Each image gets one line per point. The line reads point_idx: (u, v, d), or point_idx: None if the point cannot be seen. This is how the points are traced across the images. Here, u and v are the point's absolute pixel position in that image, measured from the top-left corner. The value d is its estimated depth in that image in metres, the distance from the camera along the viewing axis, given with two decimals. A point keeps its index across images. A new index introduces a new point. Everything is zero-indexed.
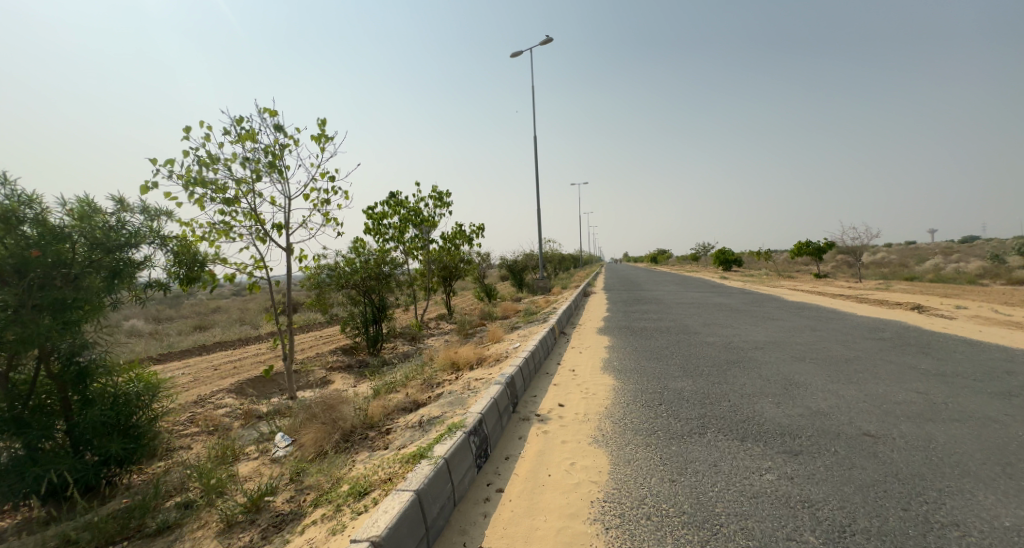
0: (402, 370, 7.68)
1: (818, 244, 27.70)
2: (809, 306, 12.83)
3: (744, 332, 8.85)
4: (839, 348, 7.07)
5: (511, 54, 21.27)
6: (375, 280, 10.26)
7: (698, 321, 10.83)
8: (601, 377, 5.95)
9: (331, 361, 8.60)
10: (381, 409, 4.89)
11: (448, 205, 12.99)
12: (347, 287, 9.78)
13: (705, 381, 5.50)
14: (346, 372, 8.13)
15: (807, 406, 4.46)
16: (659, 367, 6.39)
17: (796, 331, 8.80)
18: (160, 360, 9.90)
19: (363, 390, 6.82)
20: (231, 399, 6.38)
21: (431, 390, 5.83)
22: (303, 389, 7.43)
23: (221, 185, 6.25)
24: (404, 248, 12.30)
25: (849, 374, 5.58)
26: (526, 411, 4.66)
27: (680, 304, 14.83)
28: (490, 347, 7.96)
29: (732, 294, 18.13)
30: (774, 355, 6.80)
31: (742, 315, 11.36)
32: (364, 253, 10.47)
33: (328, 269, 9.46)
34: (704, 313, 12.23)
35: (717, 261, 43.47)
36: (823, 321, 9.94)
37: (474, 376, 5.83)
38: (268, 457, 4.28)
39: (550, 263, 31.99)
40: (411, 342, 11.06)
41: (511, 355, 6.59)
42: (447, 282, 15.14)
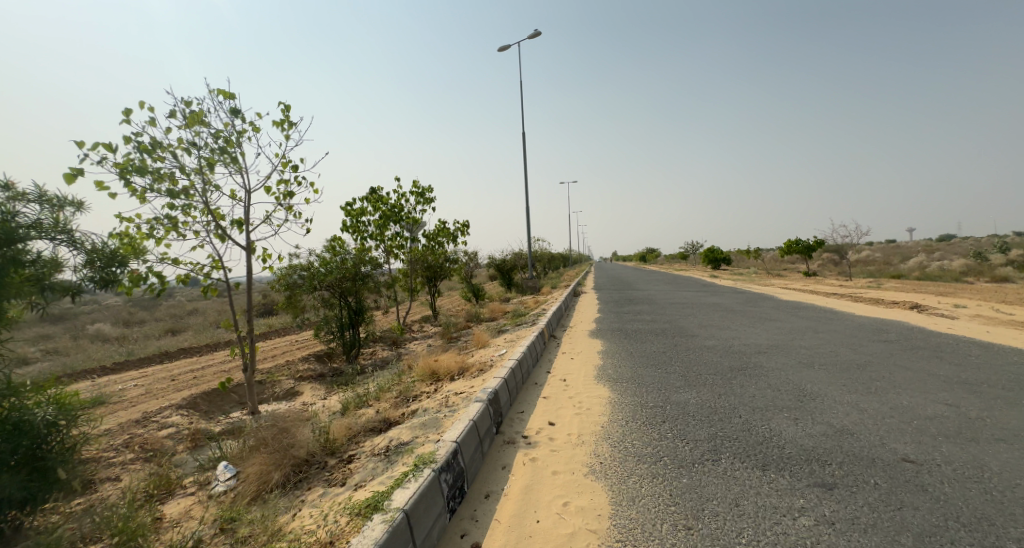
0: (377, 380, 7.03)
1: (808, 242, 27.54)
2: (805, 306, 12.44)
3: (744, 335, 8.36)
4: (849, 353, 6.59)
5: (498, 48, 20.69)
6: (351, 281, 9.58)
7: (694, 323, 10.34)
8: (595, 389, 5.37)
9: (301, 370, 7.91)
10: (344, 431, 4.26)
11: (431, 201, 12.36)
12: (322, 288, 9.08)
13: (710, 393, 4.97)
14: (316, 382, 7.45)
15: (829, 423, 3.94)
16: (658, 376, 5.85)
17: (798, 333, 8.34)
18: (115, 371, 9.11)
19: (332, 404, 6.16)
20: (180, 417, 5.68)
21: (405, 405, 5.21)
22: (266, 402, 6.74)
23: (166, 174, 5.56)
24: (385, 247, 11.64)
25: (866, 383, 5.08)
26: (511, 432, 4.07)
27: (673, 305, 14.35)
28: (474, 354, 7.36)
29: (725, 293, 17.75)
30: (780, 361, 6.30)
31: (739, 316, 10.88)
32: (341, 252, 9.78)
33: (300, 269, 8.79)
34: (699, 314, 11.74)
35: (706, 259, 43.38)
36: (824, 322, 9.49)
37: (455, 389, 5.21)
38: (205, 495, 3.64)
39: (540, 262, 31.48)
40: (392, 347, 10.37)
41: (496, 364, 6.00)
42: (432, 282, 14.49)
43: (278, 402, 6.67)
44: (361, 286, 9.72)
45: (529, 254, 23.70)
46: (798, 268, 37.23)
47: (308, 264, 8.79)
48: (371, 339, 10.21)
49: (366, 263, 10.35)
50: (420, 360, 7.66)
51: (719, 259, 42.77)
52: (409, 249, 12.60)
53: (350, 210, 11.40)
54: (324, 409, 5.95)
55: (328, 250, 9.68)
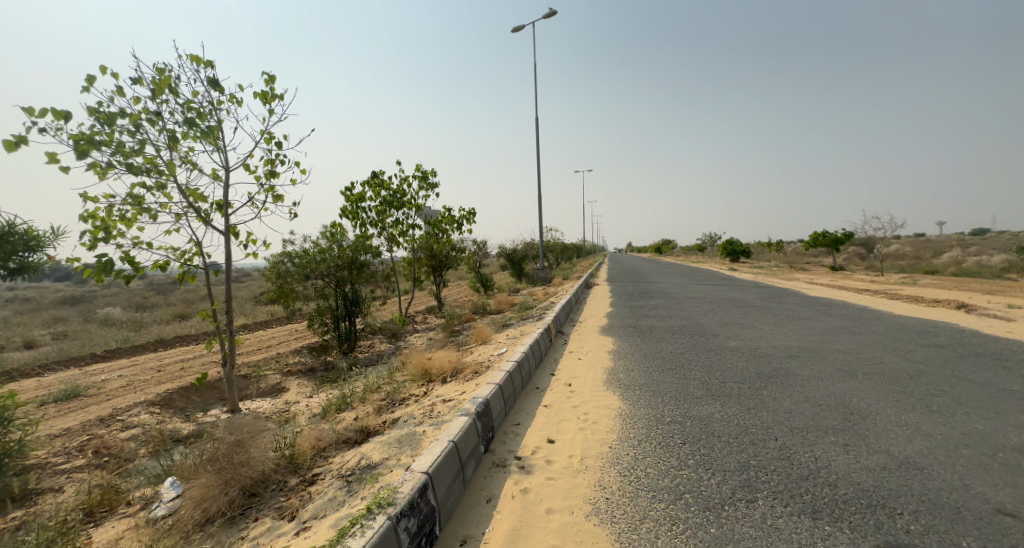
0: (369, 378, 6.49)
1: (835, 235, 26.25)
2: (835, 304, 11.57)
3: (771, 336, 7.60)
4: (895, 359, 5.82)
5: (513, 30, 20.00)
6: (348, 270, 9.07)
7: (714, 320, 9.59)
8: (604, 397, 4.74)
9: (289, 364, 7.40)
10: (312, 443, 3.69)
11: (435, 187, 11.79)
12: (316, 277, 8.69)
13: (737, 407, 4.29)
14: (305, 377, 6.94)
15: (889, 453, 3.24)
16: (676, 383, 5.17)
17: (833, 335, 7.55)
18: (102, 359, 8.71)
19: (315, 404, 5.62)
20: (148, 415, 5.11)
21: (389, 411, 4.63)
22: (249, 399, 6.25)
23: (133, 149, 4.89)
24: (385, 235, 11.23)
25: (924, 399, 4.35)
26: (502, 453, 3.47)
27: (691, 299, 13.56)
28: (472, 351, 6.76)
29: (745, 288, 16.85)
30: (816, 368, 5.57)
31: (763, 314, 10.08)
32: (338, 239, 9.36)
33: (290, 257, 8.50)
34: (719, 311, 10.97)
35: (725, 252, 42.08)
36: (860, 323, 8.67)
37: (444, 394, 4.64)
38: (143, 518, 3.09)
39: (552, 253, 30.78)
40: (391, 340, 9.86)
41: (494, 365, 5.38)
42: (437, 272, 13.98)
43: (261, 400, 6.16)
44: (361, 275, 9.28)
45: (540, 245, 22.99)
46: (822, 262, 35.76)
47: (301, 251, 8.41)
48: (369, 331, 9.74)
49: (365, 251, 9.91)
50: (416, 356, 7.12)
51: (739, 251, 41.41)
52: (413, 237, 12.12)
53: (350, 195, 10.93)
54: (305, 410, 5.41)
55: (324, 238, 9.29)
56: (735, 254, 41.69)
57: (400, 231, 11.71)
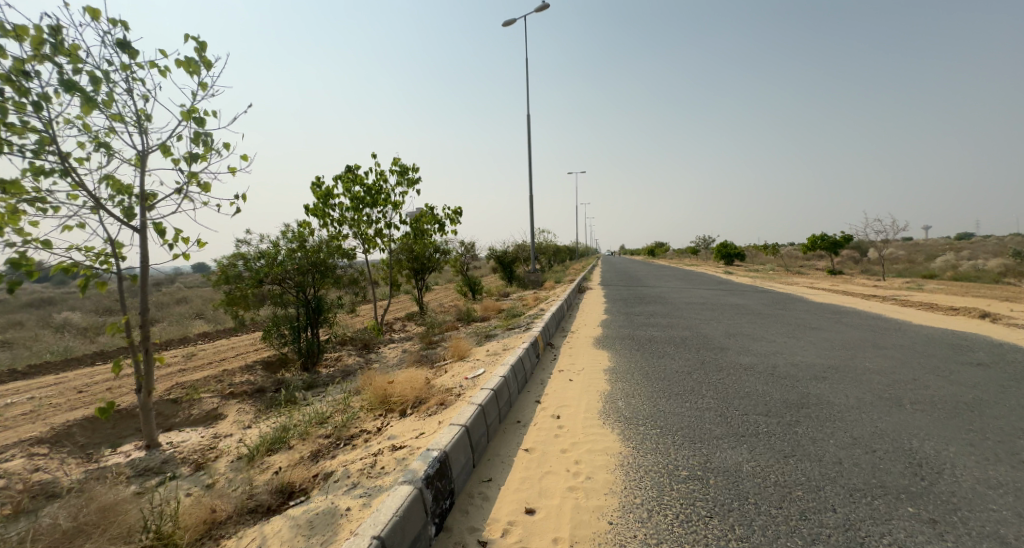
0: (321, 403, 5.47)
1: (834, 237, 25.58)
2: (846, 311, 10.75)
3: (788, 351, 6.70)
4: (941, 382, 4.95)
5: (503, 22, 19.15)
6: (310, 275, 8.04)
7: (719, 331, 8.69)
8: (600, 438, 3.80)
9: (234, 384, 6.33)
10: (202, 517, 2.68)
11: (415, 183, 10.78)
12: (273, 282, 7.62)
13: (770, 455, 3.36)
14: (249, 401, 5.88)
15: (999, 538, 2.32)
16: (686, 415, 4.26)
17: (856, 349, 6.69)
18: (24, 377, 7.59)
19: (248, 440, 4.59)
20: (25, 459, 4.06)
21: (327, 457, 3.63)
22: (174, 430, 5.18)
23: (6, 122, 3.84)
24: (358, 235, 10.21)
25: (1001, 441, 3.45)
26: (461, 536, 2.51)
27: (690, 305, 12.70)
28: (445, 371, 5.78)
29: (746, 292, 16.00)
30: (852, 394, 4.66)
31: (771, 324, 9.21)
32: (300, 239, 8.38)
33: (241, 259, 7.40)
34: (723, 320, 10.10)
35: (720, 254, 41.47)
36: (880, 334, 7.82)
37: (398, 435, 3.64)
38: None
39: (544, 255, 29.87)
40: (362, 353, 8.84)
41: (467, 392, 4.40)
42: (419, 276, 12.99)
43: (187, 432, 5.10)
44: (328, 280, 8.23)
45: (532, 247, 22.08)
46: (818, 266, 35.21)
47: (254, 254, 7.38)
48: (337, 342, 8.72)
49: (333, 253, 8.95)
50: (381, 375, 6.12)
51: (733, 254, 40.85)
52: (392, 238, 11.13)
53: (319, 191, 9.97)
54: (231, 449, 4.37)
55: (285, 238, 8.36)
56: (729, 257, 41.12)
57: (377, 230, 10.74)
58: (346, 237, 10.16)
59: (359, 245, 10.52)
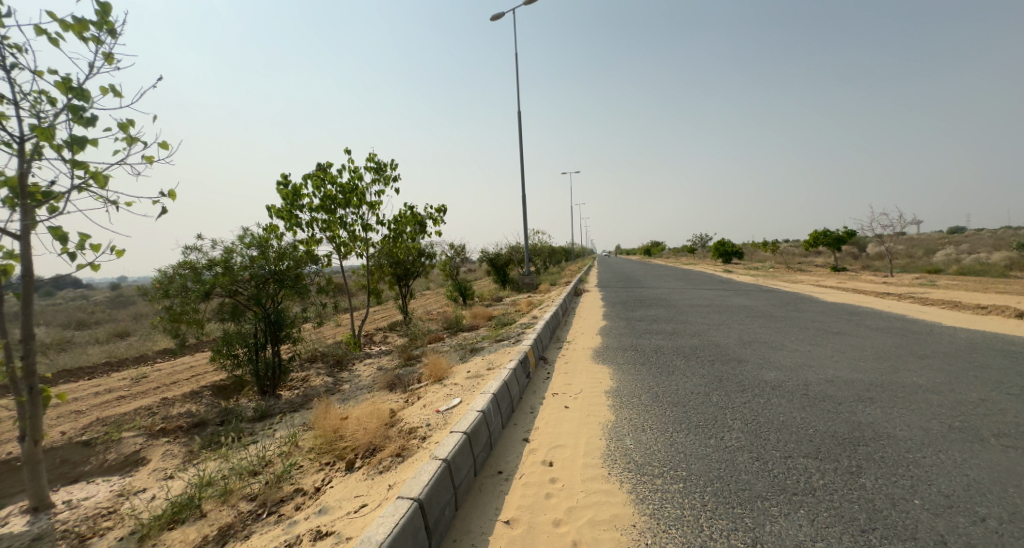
0: (264, 444, 4.49)
1: (836, 234, 24.86)
2: (866, 312, 9.89)
3: (817, 364, 5.80)
4: (1018, 405, 4.06)
5: (494, 18, 18.36)
6: (269, 286, 7.04)
7: (732, 339, 7.79)
8: (607, 501, 2.86)
9: (169, 417, 5.33)
10: None
11: (393, 181, 9.82)
12: (224, 295, 6.62)
13: (843, 529, 2.43)
14: (182, 439, 4.87)
15: None
16: (714, 461, 3.33)
17: (896, 360, 5.79)
18: None
19: (159, 500, 3.61)
20: None
21: (236, 541, 2.68)
22: (79, 482, 4.19)
23: None
24: (329, 240, 9.25)
25: None
26: None
27: (695, 308, 11.82)
28: (418, 400, 4.82)
29: (751, 293, 15.15)
30: (916, 424, 3.75)
31: (787, 330, 8.32)
32: (256, 244, 7.38)
33: (183, 269, 6.37)
34: (734, 325, 9.20)
35: (719, 253, 40.75)
36: (914, 339, 6.96)
37: (332, 508, 2.70)
38: None
39: (540, 258, 29.01)
40: (333, 372, 7.86)
41: (435, 434, 3.46)
42: (402, 282, 12.04)
43: (94, 485, 4.10)
44: (290, 291, 7.23)
45: (526, 249, 21.17)
46: (818, 262, 34.51)
47: (199, 263, 6.38)
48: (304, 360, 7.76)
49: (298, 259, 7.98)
50: (342, 406, 5.15)
51: (731, 252, 40.15)
52: (370, 241, 10.16)
53: (285, 188, 8.97)
54: (132, 514, 3.38)
55: (240, 243, 7.37)
56: (727, 256, 40.44)
57: (352, 234, 9.77)
58: (318, 241, 9.19)
59: (333, 250, 9.56)
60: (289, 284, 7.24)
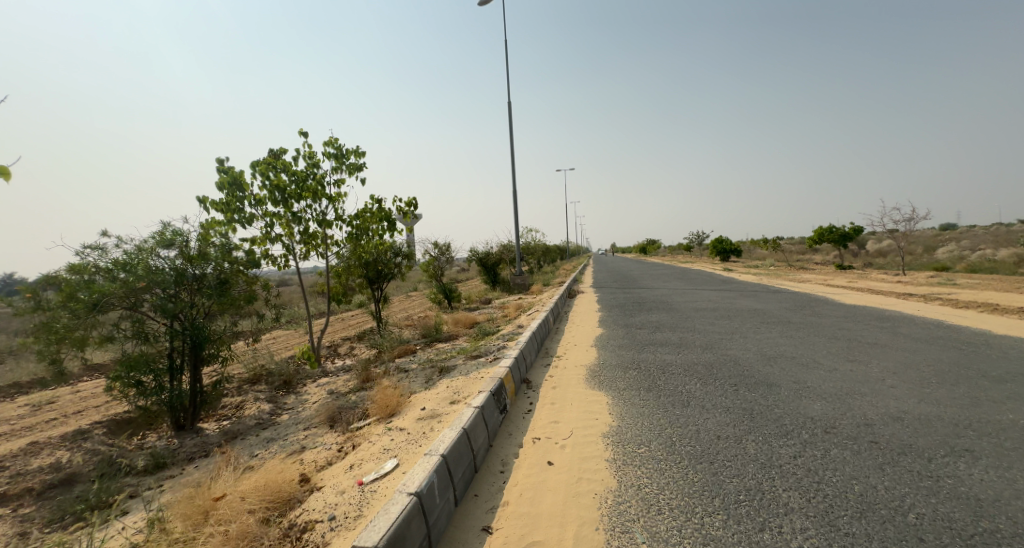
0: (119, 526, 3.20)
1: (842, 229, 23.74)
2: (896, 317, 8.72)
3: (870, 392, 4.54)
4: None
5: (481, 2, 17.09)
6: (183, 294, 5.68)
7: (751, 354, 6.55)
8: None
9: (21, 476, 4.03)
10: None
11: (357, 170, 8.44)
12: (126, 307, 5.26)
13: None
14: (20, 512, 3.53)
15: None
16: None
17: (971, 386, 4.55)
18: None
19: None
20: None
21: None
22: None
23: None
24: (278, 240, 7.95)
25: None
26: None
27: (701, 313, 10.60)
28: (349, 456, 3.54)
29: (759, 294, 13.95)
30: None
31: (815, 340, 7.08)
32: (176, 242, 6.06)
33: (67, 275, 5.04)
34: (749, 334, 7.97)
35: (716, 251, 39.76)
36: (974, 354, 5.75)
37: None
38: None
39: (532, 257, 27.71)
40: (275, 397, 6.56)
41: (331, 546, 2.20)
42: (373, 285, 10.74)
43: None
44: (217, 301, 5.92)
45: (517, 248, 19.86)
46: (819, 260, 33.48)
47: (91, 266, 5.11)
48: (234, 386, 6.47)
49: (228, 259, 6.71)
50: (246, 468, 3.85)
51: (729, 250, 39.13)
52: (331, 239, 8.91)
53: (225, 174, 7.48)
54: None
55: (153, 240, 6.05)
56: (725, 253, 39.43)
57: (309, 231, 8.50)
58: (267, 239, 8.04)
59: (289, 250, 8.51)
60: (217, 290, 5.93)
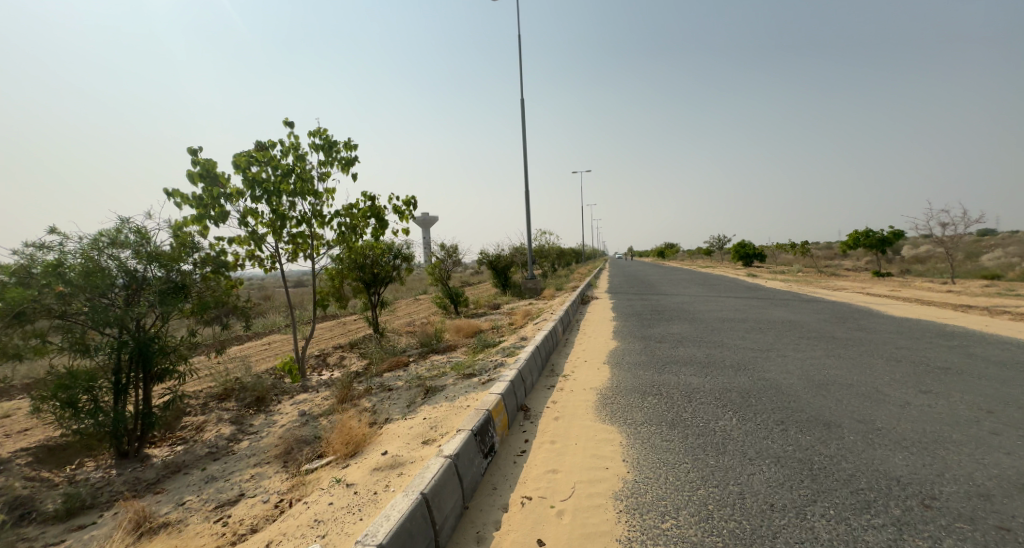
0: None
1: (879, 234, 22.20)
2: (961, 334, 7.54)
3: (966, 442, 3.49)
4: None
5: None
6: (126, 298, 4.98)
7: (794, 378, 5.52)
8: None
9: None
10: None
11: (349, 165, 7.63)
12: (56, 316, 4.51)
13: None
14: None
15: None
16: None
17: None
18: None
19: None
20: None
21: None
22: None
23: None
24: (254, 237, 7.33)
25: None
26: None
27: (729, 324, 9.53)
28: (277, 522, 2.70)
29: (792, 303, 12.75)
30: None
31: (870, 363, 5.97)
32: (132, 244, 5.12)
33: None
34: (787, 352, 6.91)
35: (739, 255, 38.20)
36: None
37: None
38: None
39: (546, 259, 26.77)
40: (241, 417, 5.78)
41: None
42: (368, 289, 9.99)
43: None
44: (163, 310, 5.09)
45: (529, 251, 18.98)
46: (851, 266, 31.67)
47: (19, 265, 4.42)
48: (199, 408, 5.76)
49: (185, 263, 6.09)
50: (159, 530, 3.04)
51: (753, 255, 37.47)
52: (319, 242, 8.14)
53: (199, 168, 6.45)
54: None
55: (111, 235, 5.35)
56: (749, 258, 37.80)
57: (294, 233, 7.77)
58: (249, 239, 7.35)
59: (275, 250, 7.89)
60: (161, 297, 5.08)
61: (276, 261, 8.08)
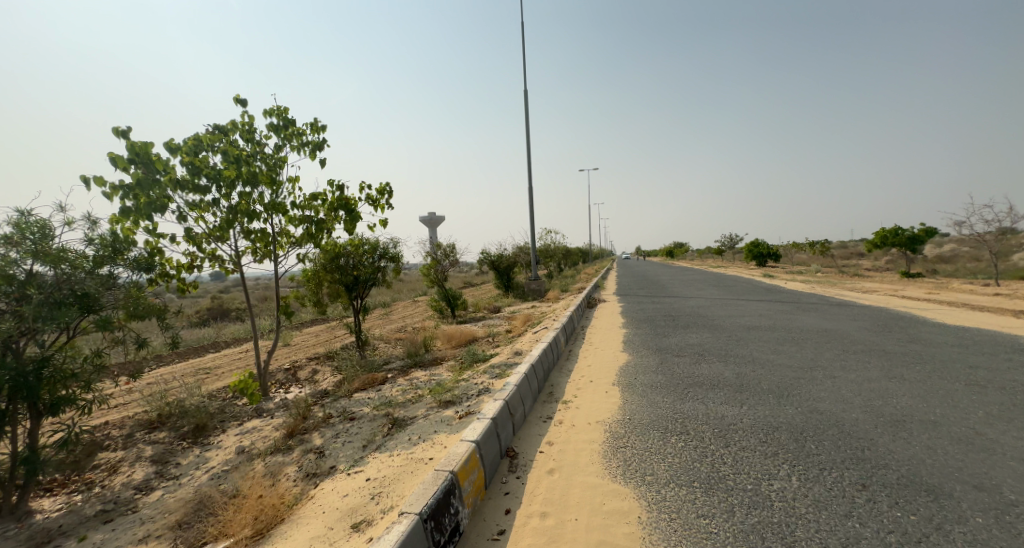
0: None
1: (909, 232, 20.72)
2: None
3: None
4: None
5: None
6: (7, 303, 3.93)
7: (857, 410, 4.34)
8: None
9: None
10: None
11: (312, 148, 6.59)
12: None
13: None
14: None
15: None
16: None
17: None
18: None
19: None
20: None
21: None
22: None
23: None
24: (204, 235, 6.34)
25: None
26: None
27: (756, 333, 8.33)
28: None
29: (823, 308, 11.46)
30: None
31: (948, 391, 4.76)
32: (23, 239, 4.02)
33: None
34: (835, 371, 5.72)
35: (753, 254, 36.74)
36: None
37: None
38: None
39: (552, 259, 25.59)
40: (167, 454, 4.63)
41: None
42: (348, 293, 8.93)
43: None
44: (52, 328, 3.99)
45: (533, 250, 17.81)
46: (873, 266, 30.09)
47: None
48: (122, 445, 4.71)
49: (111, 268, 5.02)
50: None
51: (767, 254, 35.97)
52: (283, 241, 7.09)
53: (128, 151, 5.30)
54: None
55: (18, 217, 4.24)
56: (763, 257, 36.34)
57: (253, 230, 6.74)
58: (200, 238, 6.36)
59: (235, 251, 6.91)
60: (49, 310, 3.98)
61: (236, 263, 7.08)
